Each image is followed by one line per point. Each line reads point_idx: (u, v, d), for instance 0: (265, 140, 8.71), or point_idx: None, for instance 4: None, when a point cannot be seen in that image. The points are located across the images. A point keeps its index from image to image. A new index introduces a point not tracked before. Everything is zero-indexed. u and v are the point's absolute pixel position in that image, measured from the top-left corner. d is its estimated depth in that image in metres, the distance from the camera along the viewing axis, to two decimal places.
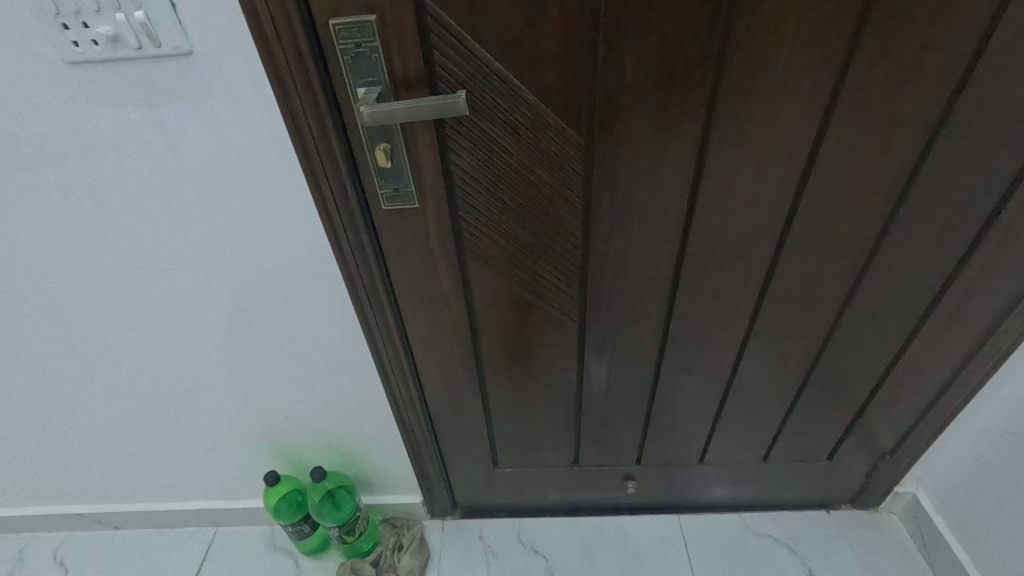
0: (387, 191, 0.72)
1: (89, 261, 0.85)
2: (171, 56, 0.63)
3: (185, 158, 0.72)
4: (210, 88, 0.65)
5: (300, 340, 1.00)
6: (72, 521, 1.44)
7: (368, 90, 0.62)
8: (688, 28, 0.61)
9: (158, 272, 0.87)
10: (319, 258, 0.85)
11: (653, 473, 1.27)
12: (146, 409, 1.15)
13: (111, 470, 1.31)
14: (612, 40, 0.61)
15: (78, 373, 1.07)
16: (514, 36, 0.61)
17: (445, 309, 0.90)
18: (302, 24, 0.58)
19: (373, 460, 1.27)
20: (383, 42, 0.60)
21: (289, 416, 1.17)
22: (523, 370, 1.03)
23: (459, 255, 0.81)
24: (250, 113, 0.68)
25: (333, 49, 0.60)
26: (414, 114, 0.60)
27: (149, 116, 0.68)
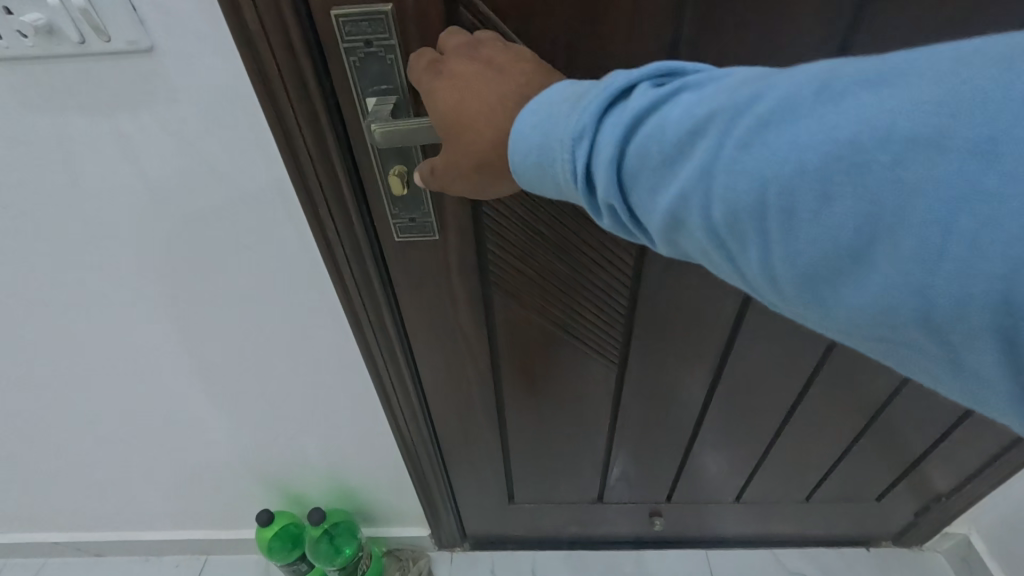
0: (401, 222, 0.59)
1: (47, 286, 0.73)
2: (125, 54, 0.49)
3: (152, 173, 0.59)
4: (178, 94, 0.52)
5: (298, 373, 0.88)
6: (48, 548, 1.33)
7: (381, 100, 0.49)
8: (798, 29, 0.47)
9: (129, 300, 0.75)
10: (319, 287, 0.73)
11: (682, 510, 1.17)
12: (122, 441, 1.03)
13: (86, 501, 1.19)
14: (696, 44, 0.48)
15: (42, 404, 0.94)
16: (571, 37, 0.47)
17: (464, 348, 0.78)
18: (296, 16, 0.44)
19: (376, 493, 1.16)
20: (402, 40, 0.46)
21: (286, 447, 1.06)
22: (549, 408, 0.91)
23: (483, 289, 0.69)
24: (231, 123, 0.54)
25: (335, 48, 0.46)
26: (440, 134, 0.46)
27: (102, 125, 0.54)
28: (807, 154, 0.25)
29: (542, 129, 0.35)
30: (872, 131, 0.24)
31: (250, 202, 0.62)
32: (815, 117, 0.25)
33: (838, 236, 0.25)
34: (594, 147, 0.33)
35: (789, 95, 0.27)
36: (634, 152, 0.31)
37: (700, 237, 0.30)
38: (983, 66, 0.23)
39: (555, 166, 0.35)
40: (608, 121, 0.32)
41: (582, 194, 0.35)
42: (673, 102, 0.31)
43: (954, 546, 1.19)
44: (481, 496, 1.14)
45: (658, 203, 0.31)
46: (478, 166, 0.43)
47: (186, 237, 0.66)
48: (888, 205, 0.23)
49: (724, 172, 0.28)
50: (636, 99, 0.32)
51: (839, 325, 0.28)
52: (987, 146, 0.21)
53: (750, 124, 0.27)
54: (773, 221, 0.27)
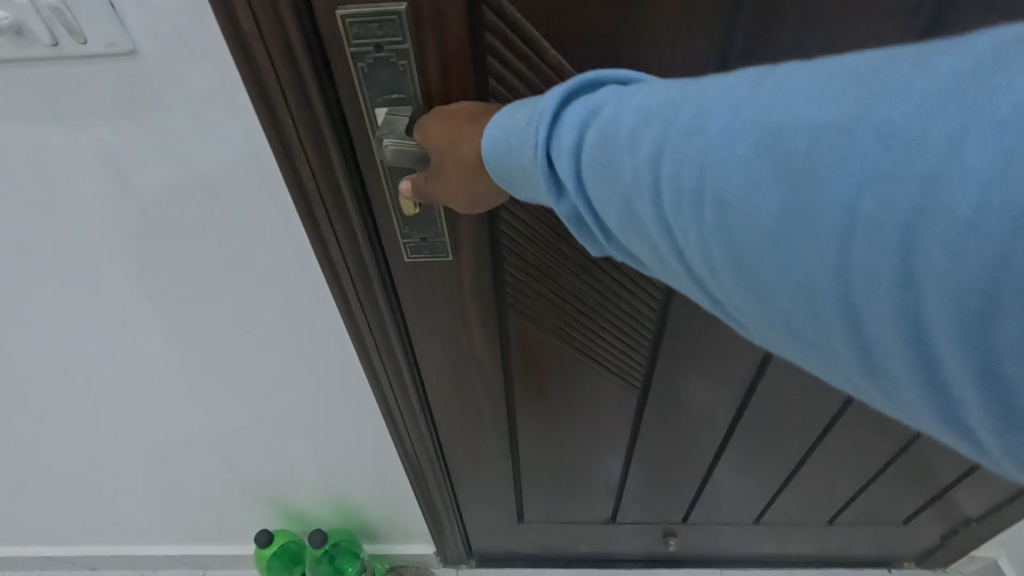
0: (412, 242, 0.54)
1: (24, 309, 0.66)
2: (105, 58, 0.44)
3: (138, 186, 0.54)
4: (165, 102, 0.47)
5: (296, 401, 0.82)
6: (38, 563, 1.28)
7: (393, 112, 0.43)
8: (863, 34, 0.42)
9: (112, 322, 0.69)
10: (320, 313, 0.66)
11: (699, 530, 1.12)
12: (110, 463, 0.97)
13: (75, 520, 1.14)
14: (747, 50, 0.43)
15: (23, 430, 0.88)
16: (609, 40, 0.42)
17: (476, 371, 0.73)
18: (296, 15, 0.38)
19: (380, 512, 1.11)
20: (416, 43, 0.40)
21: (286, 471, 1.00)
22: (564, 432, 0.86)
23: (499, 311, 0.64)
24: (224, 133, 0.49)
25: (340, 52, 0.41)
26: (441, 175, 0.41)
27: (82, 134, 0.49)
28: (743, 138, 0.24)
29: (505, 125, 0.34)
30: (804, 116, 0.23)
31: (246, 220, 0.56)
32: (752, 105, 0.24)
33: (764, 223, 0.23)
34: (551, 138, 0.31)
35: (732, 85, 0.26)
36: (585, 140, 0.29)
37: (641, 228, 0.28)
38: (903, 58, 0.22)
39: (513, 157, 0.33)
40: (568, 112, 0.31)
41: (535, 185, 0.33)
42: (620, 95, 0.29)
43: (980, 570, 1.15)
44: (489, 517, 1.08)
45: (600, 192, 0.29)
46: (456, 161, 0.38)
47: (175, 256, 0.61)
48: (811, 189, 0.22)
49: (664, 161, 0.26)
50: (594, 94, 0.30)
51: (770, 322, 0.26)
52: (901, 128, 0.20)
53: (691, 111, 0.26)
54: (709, 210, 0.25)
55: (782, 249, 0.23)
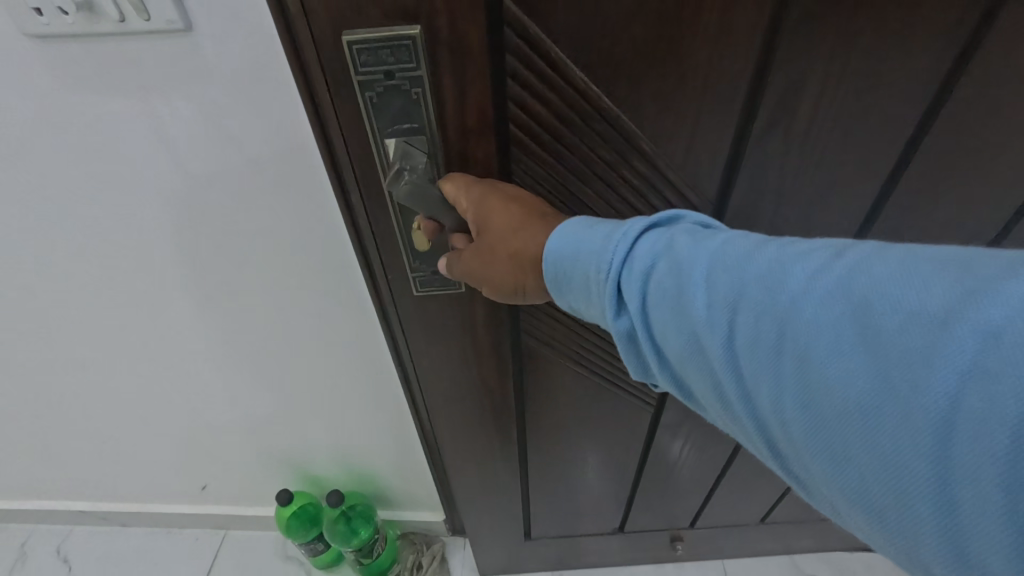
0: (421, 275, 0.49)
1: (41, 291, 0.64)
2: (164, 35, 0.40)
3: (167, 178, 0.50)
4: (202, 87, 0.43)
5: (314, 391, 0.79)
6: (53, 528, 1.18)
7: (406, 143, 0.38)
8: (910, 50, 0.39)
9: (129, 303, 0.64)
10: (346, 311, 0.64)
11: (704, 534, 1.12)
12: (123, 438, 0.91)
13: (85, 485, 1.06)
14: (790, 71, 0.39)
15: (35, 410, 0.85)
16: (637, 62, 0.38)
17: (488, 402, 0.69)
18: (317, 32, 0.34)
19: (396, 483, 1.01)
20: (430, 69, 0.36)
21: (300, 463, 0.97)
22: (575, 452, 0.83)
23: (512, 339, 0.60)
24: (257, 129, 0.45)
25: (348, 80, 0.36)
26: (478, 258, 0.38)
27: (136, 114, 0.45)
28: (827, 302, 0.23)
29: (577, 234, 0.32)
30: (891, 295, 0.21)
31: (270, 219, 0.53)
32: (834, 272, 0.23)
33: (850, 393, 0.22)
34: (626, 264, 0.30)
35: (814, 249, 0.25)
36: (655, 270, 0.29)
37: (707, 365, 0.27)
38: (1000, 259, 0.21)
39: (578, 267, 0.32)
40: (642, 242, 0.30)
41: (597, 303, 0.32)
42: (697, 236, 0.29)
43: None
44: (495, 541, 1.05)
45: (667, 323, 0.28)
46: (512, 253, 0.36)
47: (193, 243, 0.56)
48: (900, 368, 0.21)
49: (739, 308, 0.25)
50: (670, 228, 0.30)
51: (846, 497, 0.23)
52: (1003, 330, 0.19)
53: (769, 265, 0.25)
54: (786, 365, 0.24)
55: (867, 423, 0.21)
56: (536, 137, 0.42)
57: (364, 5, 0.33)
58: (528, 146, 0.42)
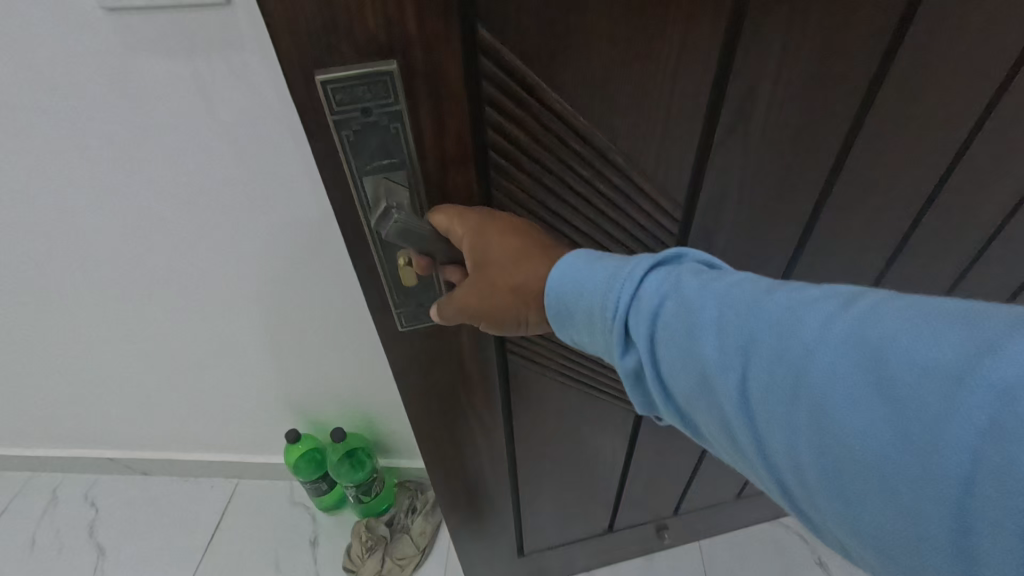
0: (406, 310, 0.46)
1: (73, 243, 0.73)
2: (206, 7, 0.50)
3: (184, 136, 0.60)
4: (231, 53, 0.53)
5: (295, 335, 0.88)
6: (82, 476, 1.26)
7: (386, 180, 0.37)
8: (845, 54, 0.43)
9: (141, 249, 0.73)
10: (321, 255, 0.74)
11: (686, 518, 1.16)
12: (140, 384, 0.99)
13: (111, 433, 1.14)
14: (746, 77, 0.42)
15: (63, 360, 0.95)
16: (607, 78, 0.40)
17: (477, 429, 0.68)
18: (295, 65, 0.32)
19: (387, 427, 1.07)
20: (408, 103, 0.35)
21: (289, 408, 1.04)
22: (564, 462, 0.83)
23: (500, 361, 0.59)
24: (269, 96, 0.56)
25: (324, 119, 0.34)
26: (475, 296, 0.37)
27: (168, 77, 0.55)
28: (840, 353, 0.22)
29: (578, 269, 0.32)
30: (904, 347, 0.21)
31: (261, 175, 0.63)
32: (843, 321, 0.22)
33: (866, 444, 0.21)
34: (632, 304, 0.29)
35: (826, 296, 0.24)
36: (663, 313, 0.28)
37: (719, 408, 0.26)
38: (1011, 311, 0.20)
39: (583, 303, 0.32)
40: (648, 281, 0.29)
41: (604, 340, 0.31)
42: (702, 277, 0.28)
43: None
44: (486, 564, 1.02)
45: (677, 364, 0.27)
46: (515, 287, 0.36)
47: (204, 200, 0.66)
48: (918, 422, 0.20)
49: (750, 352, 0.25)
50: (675, 268, 0.29)
51: (864, 546, 0.23)
52: (1019, 391, 0.18)
53: (780, 311, 0.24)
54: (798, 411, 0.23)
55: (885, 475, 0.21)
56: (514, 161, 0.42)
57: (335, 42, 0.31)
58: (506, 170, 0.42)
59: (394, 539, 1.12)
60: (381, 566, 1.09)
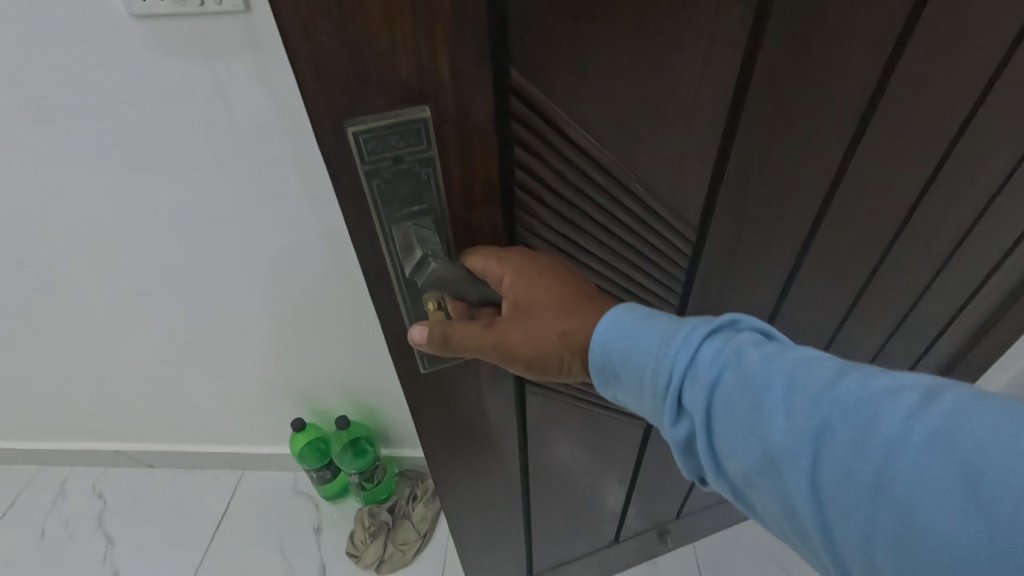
0: (429, 350, 0.45)
1: (119, 243, 0.85)
2: (229, 14, 0.61)
3: (223, 154, 0.73)
4: (253, 55, 0.64)
5: (305, 323, 0.98)
6: (90, 470, 1.37)
7: (415, 228, 0.35)
8: (847, 66, 0.45)
9: (174, 244, 0.85)
10: (330, 255, 0.86)
11: (687, 521, 1.17)
12: (163, 370, 1.10)
13: (132, 421, 1.24)
14: (760, 94, 0.44)
15: (96, 347, 1.05)
16: (633, 109, 0.40)
17: (492, 456, 0.67)
18: (327, 113, 0.30)
19: (389, 413, 1.17)
20: (440, 147, 0.33)
21: (297, 393, 1.14)
22: (575, 480, 0.83)
23: (518, 391, 0.59)
24: (281, 91, 0.67)
25: (355, 169, 0.32)
26: (517, 338, 0.37)
27: (208, 95, 0.67)
28: (926, 451, 0.21)
29: (631, 329, 0.33)
30: (999, 453, 0.20)
31: (284, 187, 0.77)
32: (929, 419, 0.22)
33: (951, 551, 0.20)
34: (688, 370, 0.30)
35: (908, 389, 0.24)
36: (723, 385, 0.28)
37: (781, 490, 0.26)
38: None
39: (634, 363, 0.32)
40: (705, 349, 0.29)
41: (653, 402, 0.32)
42: (765, 350, 0.28)
43: None
44: None
45: (736, 438, 0.27)
46: (563, 335, 0.36)
47: (231, 188, 0.76)
48: (1014, 537, 0.19)
49: (819, 435, 0.24)
50: (736, 336, 0.29)
51: None
52: None
53: (854, 396, 0.24)
54: (874, 504, 0.22)
55: None
56: (540, 197, 0.41)
57: (367, 93, 0.30)
58: (530, 208, 0.41)
59: (395, 525, 1.21)
60: (382, 550, 1.18)
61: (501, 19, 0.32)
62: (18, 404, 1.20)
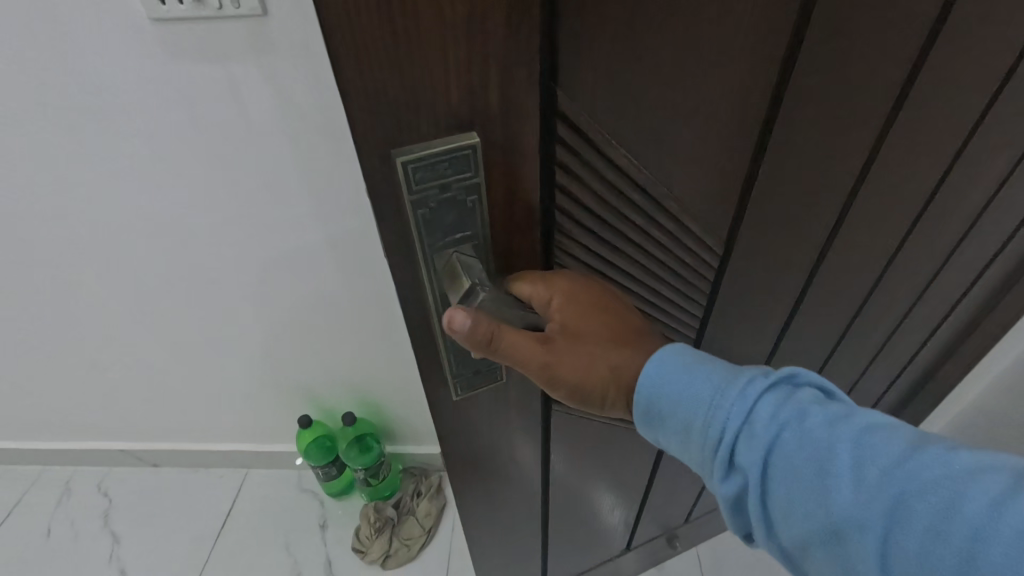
0: (461, 379, 0.43)
1: (130, 238, 0.86)
2: (247, 17, 0.64)
3: (237, 151, 0.75)
4: (269, 55, 0.67)
5: (312, 318, 0.98)
6: (94, 470, 1.36)
7: (458, 255, 0.34)
8: (877, 77, 0.44)
9: (185, 240, 0.86)
10: (341, 249, 0.87)
11: (695, 524, 1.16)
12: (170, 369, 1.10)
13: (137, 421, 1.24)
14: (794, 108, 0.43)
15: (103, 346, 1.05)
16: (672, 126, 0.39)
17: (517, 484, 0.63)
18: (374, 140, 0.29)
19: (395, 410, 1.17)
20: (486, 174, 0.32)
21: (305, 392, 1.14)
22: (595, 500, 0.80)
23: (547, 417, 0.56)
24: (295, 91, 0.70)
25: (401, 198, 0.31)
26: (567, 366, 0.37)
27: (224, 91, 0.70)
28: (1005, 541, 0.23)
29: (689, 381, 0.34)
30: None
31: (295, 181, 0.79)
32: (1008, 508, 0.23)
33: None
34: (745, 426, 0.32)
35: (982, 471, 0.25)
36: (783, 445, 0.30)
37: (845, 553, 0.28)
38: None
39: (689, 415, 0.34)
40: (763, 408, 0.31)
41: (703, 450, 0.34)
42: (828, 414, 0.30)
43: None
44: None
45: (797, 499, 0.29)
46: (612, 368, 0.37)
47: (245, 182, 0.79)
48: None
49: (890, 509, 0.26)
50: (795, 394, 0.32)
51: None
52: None
53: (928, 476, 0.26)
54: None
55: None
56: (577, 219, 0.41)
57: (416, 123, 0.29)
58: (567, 230, 0.40)
59: (401, 520, 1.20)
60: (389, 546, 1.16)
61: (549, 40, 0.31)
62: (23, 403, 1.20)
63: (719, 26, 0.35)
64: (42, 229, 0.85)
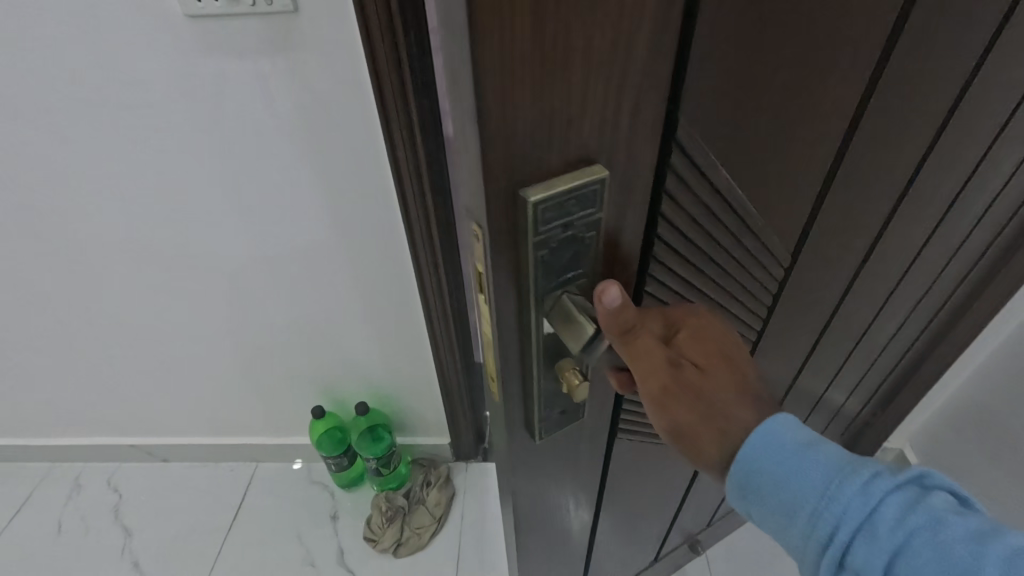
0: (546, 421, 0.40)
1: (147, 236, 0.83)
2: (278, 13, 0.61)
3: (262, 151, 0.72)
4: (300, 53, 0.64)
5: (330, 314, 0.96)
6: (103, 466, 1.34)
7: (569, 296, 0.32)
8: (951, 85, 0.43)
9: (204, 238, 0.83)
10: (365, 249, 0.84)
11: (717, 525, 1.15)
12: (184, 365, 1.08)
13: (149, 416, 1.22)
14: (878, 119, 0.41)
15: (115, 343, 1.03)
16: (772, 144, 0.37)
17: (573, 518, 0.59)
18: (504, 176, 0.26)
19: (409, 404, 1.15)
20: (606, 207, 0.30)
21: (322, 388, 1.12)
22: (636, 519, 0.76)
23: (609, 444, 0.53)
24: (325, 91, 0.67)
25: (526, 240, 0.28)
26: (672, 405, 0.34)
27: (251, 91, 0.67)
28: None
29: (797, 463, 0.31)
30: None
31: (322, 181, 0.76)
32: None
33: None
34: (865, 527, 0.29)
35: None
36: (910, 557, 0.27)
37: None
38: None
39: (795, 502, 0.31)
40: (889, 510, 0.28)
41: (807, 542, 0.31)
42: (967, 528, 0.27)
43: None
44: None
45: None
46: (723, 426, 0.34)
47: (268, 182, 0.76)
48: None
49: None
50: (928, 498, 0.28)
51: None
52: None
53: None
54: None
55: None
56: (671, 244, 0.38)
57: (543, 156, 0.26)
58: (662, 256, 0.38)
59: (411, 509, 1.19)
60: (400, 534, 1.16)
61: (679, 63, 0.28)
62: (33, 399, 1.18)
63: (829, 38, 0.33)
64: (56, 227, 0.82)
